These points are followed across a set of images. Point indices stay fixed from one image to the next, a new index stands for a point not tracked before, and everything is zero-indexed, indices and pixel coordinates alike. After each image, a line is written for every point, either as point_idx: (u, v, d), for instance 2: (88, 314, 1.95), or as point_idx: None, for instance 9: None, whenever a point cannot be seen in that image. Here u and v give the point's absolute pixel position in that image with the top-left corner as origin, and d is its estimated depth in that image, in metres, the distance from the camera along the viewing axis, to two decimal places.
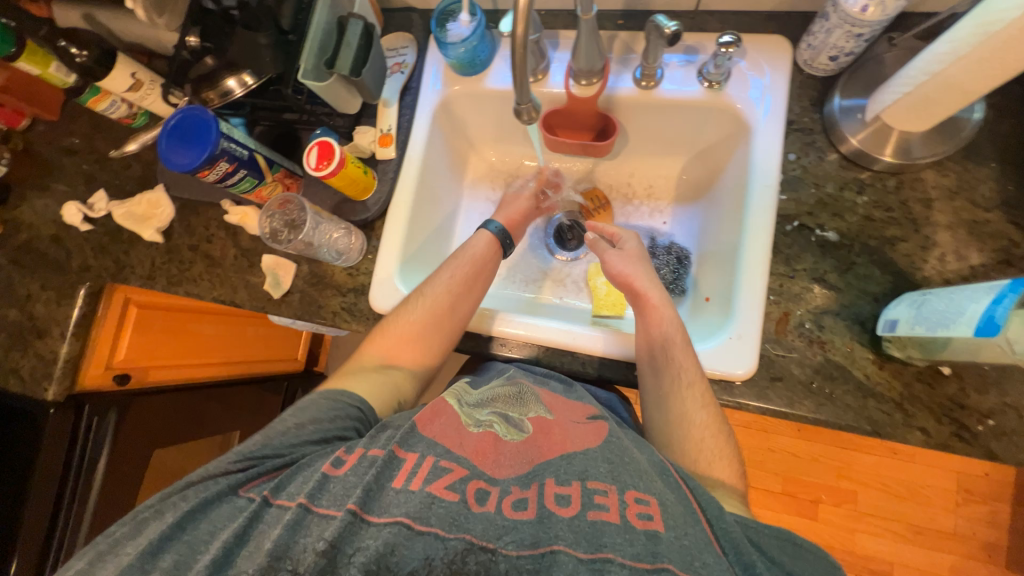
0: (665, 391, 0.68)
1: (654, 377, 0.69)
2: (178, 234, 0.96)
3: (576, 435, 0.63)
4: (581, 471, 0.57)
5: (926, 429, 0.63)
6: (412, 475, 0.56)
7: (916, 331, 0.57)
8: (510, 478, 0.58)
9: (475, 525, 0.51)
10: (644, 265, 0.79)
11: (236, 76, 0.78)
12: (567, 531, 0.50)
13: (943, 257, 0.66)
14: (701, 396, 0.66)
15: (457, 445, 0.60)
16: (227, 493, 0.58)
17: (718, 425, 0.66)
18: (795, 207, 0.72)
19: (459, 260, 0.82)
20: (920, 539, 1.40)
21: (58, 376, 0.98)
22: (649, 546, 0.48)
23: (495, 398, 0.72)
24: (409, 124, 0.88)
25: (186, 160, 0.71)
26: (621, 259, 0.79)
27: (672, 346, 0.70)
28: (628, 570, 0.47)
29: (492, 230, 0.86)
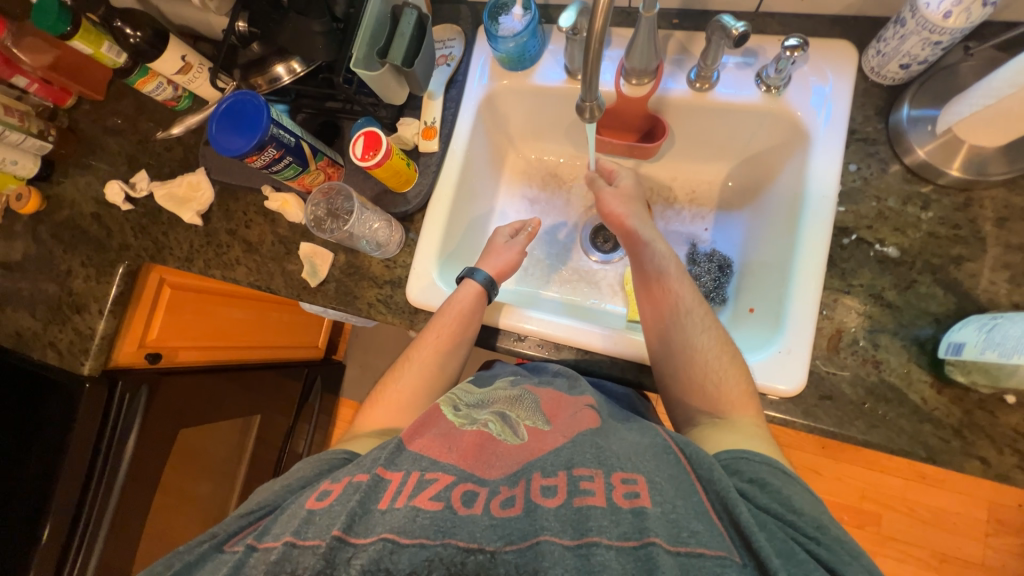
0: (665, 320, 0.70)
1: (653, 306, 0.72)
2: (217, 218, 0.97)
3: (567, 425, 0.60)
4: (568, 460, 0.54)
5: (986, 458, 0.60)
6: (398, 494, 0.52)
7: (986, 357, 0.54)
8: (500, 477, 0.54)
9: (460, 528, 0.49)
10: (638, 203, 0.82)
11: (285, 63, 0.81)
12: (554, 520, 0.48)
13: (1012, 279, 0.63)
14: (703, 319, 0.69)
15: (445, 452, 0.56)
16: (210, 552, 0.55)
17: (725, 345, 0.66)
18: (854, 220, 0.70)
19: (442, 320, 0.76)
20: (946, 567, 1.36)
21: (94, 352, 1.00)
22: (636, 523, 0.46)
23: (496, 399, 0.68)
24: (453, 117, 0.87)
25: (235, 145, 0.71)
26: (611, 198, 0.81)
27: (667, 277, 0.73)
28: (615, 550, 0.45)
29: (480, 280, 0.78)
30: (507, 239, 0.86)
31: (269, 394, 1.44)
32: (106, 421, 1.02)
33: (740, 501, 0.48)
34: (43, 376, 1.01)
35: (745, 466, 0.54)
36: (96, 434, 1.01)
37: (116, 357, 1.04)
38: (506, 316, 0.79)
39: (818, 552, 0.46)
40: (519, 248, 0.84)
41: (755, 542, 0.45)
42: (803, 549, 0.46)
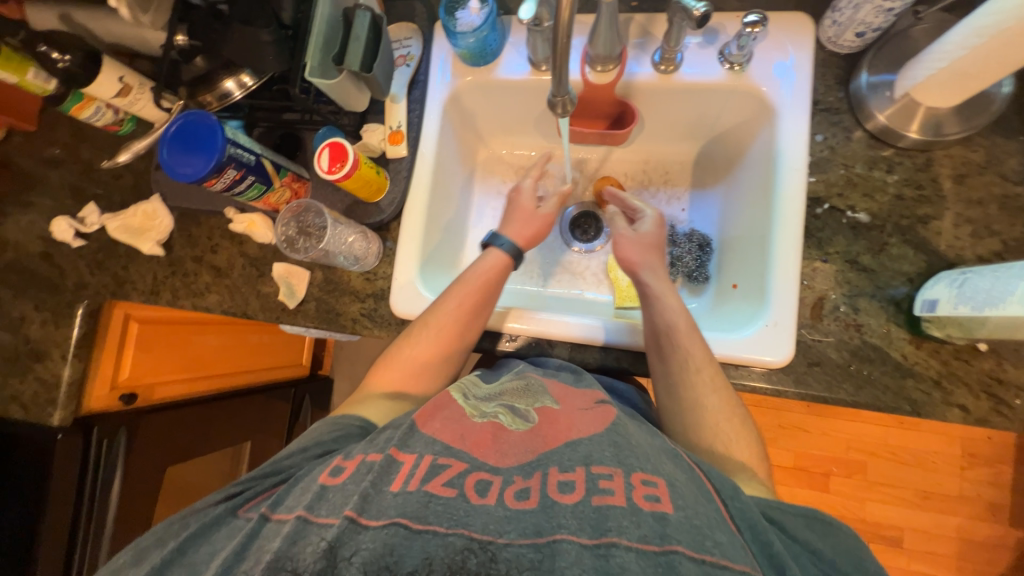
0: (674, 376, 0.66)
1: (661, 364, 0.68)
2: (180, 246, 0.92)
3: (584, 421, 0.58)
4: (585, 456, 0.52)
5: (965, 405, 0.63)
6: (411, 476, 0.51)
7: (958, 311, 0.57)
8: (513, 466, 0.53)
9: (474, 518, 0.46)
10: (654, 249, 0.76)
11: (235, 77, 0.76)
12: (571, 518, 0.45)
13: (975, 233, 0.66)
14: (711, 380, 0.65)
15: (457, 440, 0.55)
16: (224, 515, 0.53)
17: (733, 410, 0.64)
18: (825, 189, 0.71)
19: (468, 282, 0.74)
20: (928, 503, 1.44)
21: (62, 401, 0.94)
22: (657, 528, 0.43)
23: (505, 391, 0.67)
24: (419, 119, 0.85)
25: (193, 168, 0.67)
26: (626, 243, 0.76)
27: (676, 331, 0.68)
28: (635, 553, 0.42)
29: (503, 247, 0.78)
30: (536, 201, 0.83)
31: (257, 420, 1.39)
32: (86, 470, 0.97)
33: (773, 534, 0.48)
34: (9, 432, 0.95)
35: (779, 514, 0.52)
36: (78, 482, 0.96)
37: (88, 403, 0.98)
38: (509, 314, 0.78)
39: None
40: (549, 213, 0.82)
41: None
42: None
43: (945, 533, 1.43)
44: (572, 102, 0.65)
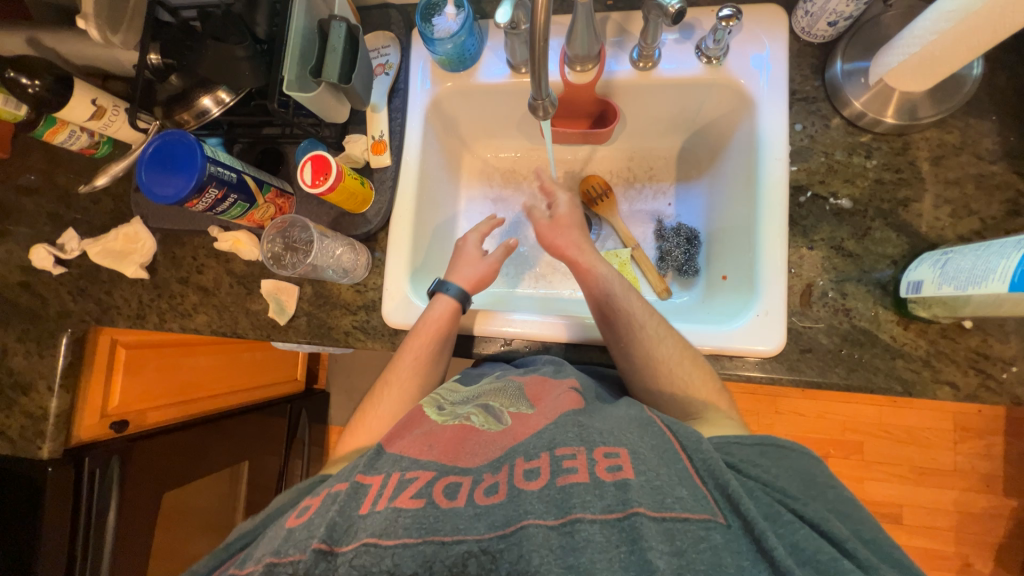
0: (622, 338, 0.70)
1: (609, 331, 0.71)
2: (164, 268, 0.91)
3: (551, 408, 0.56)
4: (549, 441, 0.51)
5: (954, 383, 0.64)
6: (378, 497, 0.49)
7: (943, 291, 0.58)
8: (482, 464, 0.51)
9: (444, 522, 0.46)
10: (579, 228, 0.81)
11: (211, 94, 0.75)
12: (537, 503, 0.45)
13: (954, 213, 0.67)
14: (657, 330, 0.69)
15: (425, 451, 0.54)
16: None
17: (684, 351, 0.67)
18: (807, 177, 0.72)
19: (420, 335, 0.74)
20: (925, 479, 1.47)
21: (51, 433, 0.92)
22: (620, 496, 0.45)
23: (483, 393, 0.65)
24: (401, 128, 0.84)
25: (172, 189, 0.66)
26: (555, 228, 0.82)
27: (615, 297, 0.73)
28: (599, 524, 0.43)
29: (452, 293, 0.76)
30: (481, 250, 0.84)
31: (255, 437, 1.37)
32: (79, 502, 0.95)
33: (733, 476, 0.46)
34: None
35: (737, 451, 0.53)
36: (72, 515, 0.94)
37: (76, 433, 0.96)
38: (481, 314, 0.79)
39: (799, 509, 0.47)
40: (494, 260, 0.82)
41: (746, 505, 0.43)
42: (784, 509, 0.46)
43: (943, 507, 1.46)
44: (552, 104, 0.65)
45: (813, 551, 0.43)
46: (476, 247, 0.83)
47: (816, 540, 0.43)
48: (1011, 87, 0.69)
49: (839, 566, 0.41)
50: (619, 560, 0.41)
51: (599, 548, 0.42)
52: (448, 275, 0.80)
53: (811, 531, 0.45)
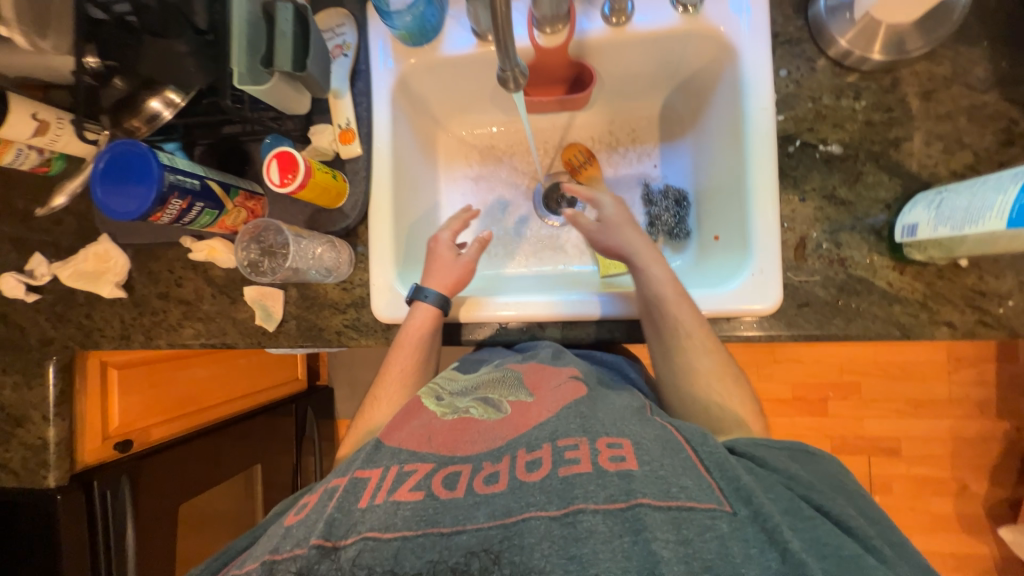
0: (669, 348, 0.67)
1: (655, 336, 0.69)
2: (141, 284, 0.88)
3: (554, 400, 0.57)
4: (552, 432, 0.51)
5: (952, 322, 0.64)
6: (378, 490, 0.49)
7: (939, 233, 0.56)
8: (482, 452, 0.51)
9: (444, 514, 0.45)
10: (631, 227, 0.73)
11: (160, 96, 0.70)
12: (539, 494, 0.45)
13: (946, 148, 0.65)
14: (704, 345, 0.66)
15: (423, 443, 0.53)
16: None
17: (726, 369, 0.66)
18: (795, 125, 0.70)
19: (403, 345, 0.73)
20: (921, 410, 1.51)
21: (54, 461, 0.92)
22: (623, 486, 0.44)
23: (481, 384, 0.65)
24: (368, 113, 0.80)
25: (131, 203, 0.62)
26: (607, 228, 0.74)
27: (665, 301, 0.68)
28: (602, 514, 0.43)
29: (432, 300, 0.73)
30: (455, 250, 0.79)
31: (265, 439, 1.37)
32: (95, 525, 0.96)
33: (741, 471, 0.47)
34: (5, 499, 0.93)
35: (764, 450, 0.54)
36: (89, 537, 0.95)
37: (81, 457, 0.96)
38: (468, 301, 0.78)
39: (818, 502, 0.47)
40: (470, 260, 0.78)
41: (760, 502, 0.44)
42: (804, 504, 0.47)
43: (939, 435, 1.51)
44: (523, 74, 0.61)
45: (835, 545, 0.43)
46: (449, 247, 0.78)
47: (838, 536, 0.44)
48: (1002, 9, 0.65)
49: (862, 561, 0.42)
50: (623, 550, 0.41)
51: (602, 538, 0.41)
52: (423, 280, 0.76)
53: (832, 525, 0.45)
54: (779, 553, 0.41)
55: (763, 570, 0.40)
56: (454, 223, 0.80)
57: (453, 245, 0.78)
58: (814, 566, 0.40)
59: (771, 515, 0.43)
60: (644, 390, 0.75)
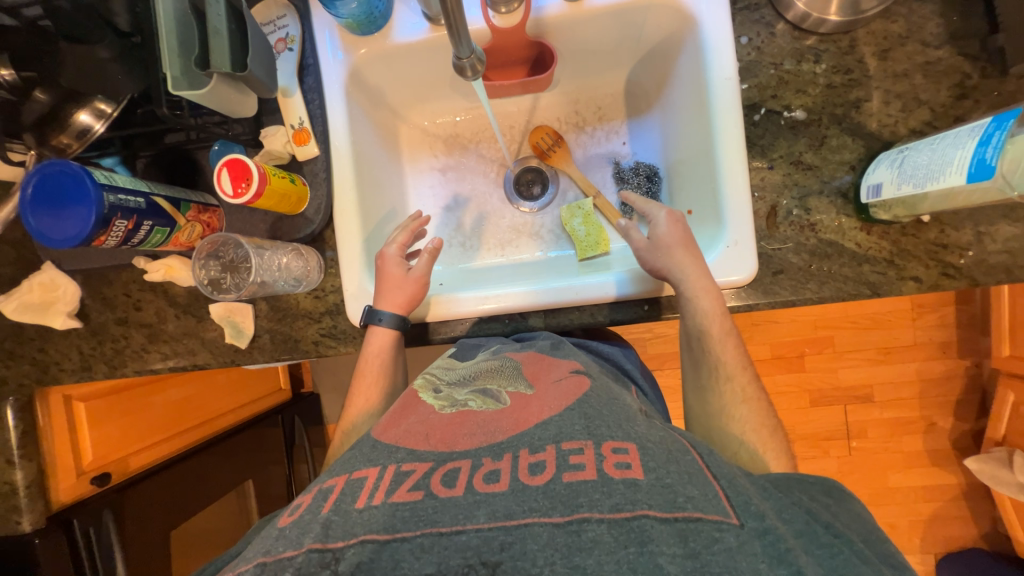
0: (704, 384, 0.69)
1: (691, 366, 0.70)
2: (96, 311, 0.82)
3: (556, 397, 0.57)
4: (556, 433, 0.51)
5: (918, 277, 0.66)
6: (376, 490, 0.47)
7: (901, 191, 0.57)
8: (481, 446, 0.51)
9: (443, 513, 0.44)
10: (683, 250, 0.68)
11: (88, 108, 0.64)
12: (542, 499, 0.44)
13: (905, 107, 0.66)
14: (743, 389, 0.67)
15: (422, 440, 0.52)
16: None
17: (763, 421, 0.65)
18: (759, 93, 0.69)
19: (363, 375, 0.72)
20: (890, 356, 1.59)
21: (27, 506, 0.86)
22: (628, 494, 0.44)
23: (480, 372, 0.65)
24: (321, 110, 0.76)
25: (71, 225, 0.57)
26: (663, 252, 0.69)
27: (709, 338, 0.68)
28: (607, 524, 0.43)
29: (387, 320, 0.72)
30: (404, 264, 0.75)
31: (254, 453, 1.33)
32: (82, 565, 0.92)
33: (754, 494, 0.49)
34: None
35: (796, 485, 0.55)
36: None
37: (56, 497, 0.91)
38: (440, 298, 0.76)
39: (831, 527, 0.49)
40: (420, 274, 0.74)
41: (772, 524, 0.44)
42: (823, 531, 0.48)
43: (907, 378, 1.59)
44: (481, 60, 0.59)
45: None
46: (397, 261, 0.74)
47: (857, 568, 0.44)
48: None
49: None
50: (628, 561, 0.40)
51: (605, 549, 0.41)
52: (376, 298, 0.73)
53: (852, 553, 0.46)
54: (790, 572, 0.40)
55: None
56: (400, 239, 0.75)
57: (401, 259, 0.74)
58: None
59: (783, 538, 0.43)
60: (639, 382, 0.77)
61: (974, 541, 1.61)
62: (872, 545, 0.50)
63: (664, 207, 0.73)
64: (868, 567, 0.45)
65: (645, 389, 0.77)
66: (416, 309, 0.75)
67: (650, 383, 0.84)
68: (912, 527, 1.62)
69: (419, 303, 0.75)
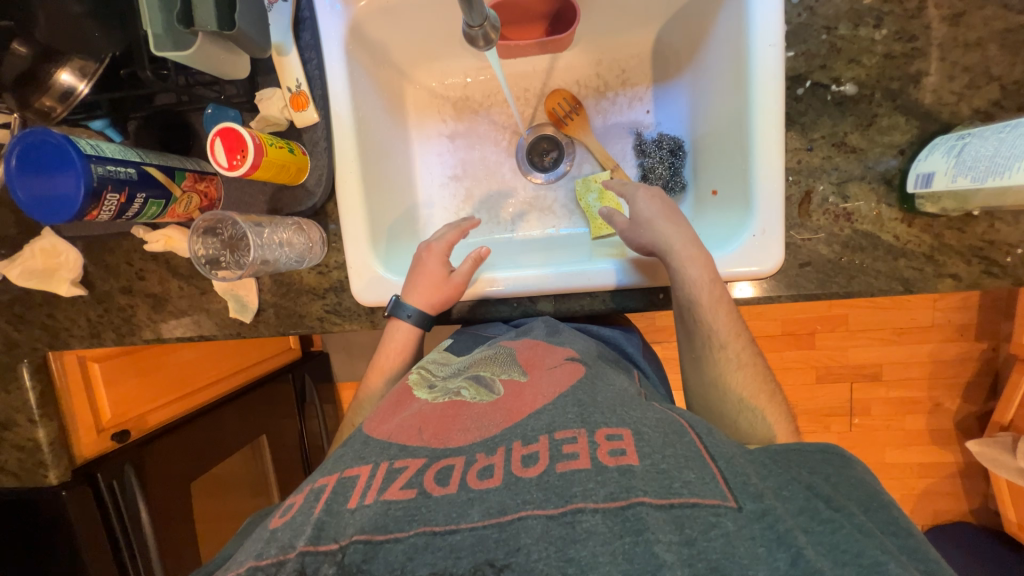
0: (698, 353, 0.67)
1: (686, 337, 0.68)
2: (100, 279, 0.81)
3: (550, 383, 0.58)
4: (549, 424, 0.51)
5: (957, 274, 0.62)
6: (367, 490, 0.47)
7: (957, 184, 0.52)
8: (475, 442, 0.50)
9: (437, 512, 0.44)
10: (666, 222, 0.68)
11: (71, 67, 0.59)
12: (536, 491, 0.44)
13: (971, 82, 0.59)
14: (739, 355, 0.65)
15: (414, 436, 0.52)
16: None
17: (762, 383, 0.64)
18: (805, 63, 0.62)
19: (383, 368, 0.73)
20: (905, 337, 1.55)
21: (52, 460, 0.91)
22: (623, 482, 0.44)
23: (475, 362, 0.67)
24: (321, 71, 0.70)
25: (63, 188, 0.54)
26: (644, 227, 0.69)
27: (699, 307, 0.65)
28: (601, 513, 0.42)
29: (410, 313, 0.71)
30: (446, 265, 0.72)
31: (266, 412, 1.37)
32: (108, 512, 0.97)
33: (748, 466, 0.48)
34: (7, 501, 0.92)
35: (794, 457, 0.54)
36: (105, 525, 0.97)
37: (78, 452, 0.95)
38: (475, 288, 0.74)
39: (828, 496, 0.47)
40: (460, 280, 0.71)
41: (771, 505, 0.44)
42: (824, 507, 0.46)
43: (919, 360, 1.56)
44: (495, 28, 0.54)
45: (855, 553, 0.41)
46: (438, 260, 0.71)
47: (859, 544, 0.42)
48: None
49: (881, 568, 0.40)
50: (623, 551, 0.40)
51: (601, 539, 0.41)
52: (407, 288, 0.72)
53: (852, 528, 0.44)
54: (789, 556, 0.40)
55: (771, 570, 0.39)
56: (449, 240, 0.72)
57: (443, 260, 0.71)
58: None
59: (782, 519, 0.42)
60: (641, 365, 0.76)
61: (962, 516, 1.64)
62: (872, 515, 0.48)
63: (641, 185, 0.72)
64: (869, 541, 0.43)
65: (648, 371, 0.76)
66: (445, 302, 0.72)
67: (655, 368, 0.82)
68: (904, 501, 1.66)
69: (450, 297, 0.72)
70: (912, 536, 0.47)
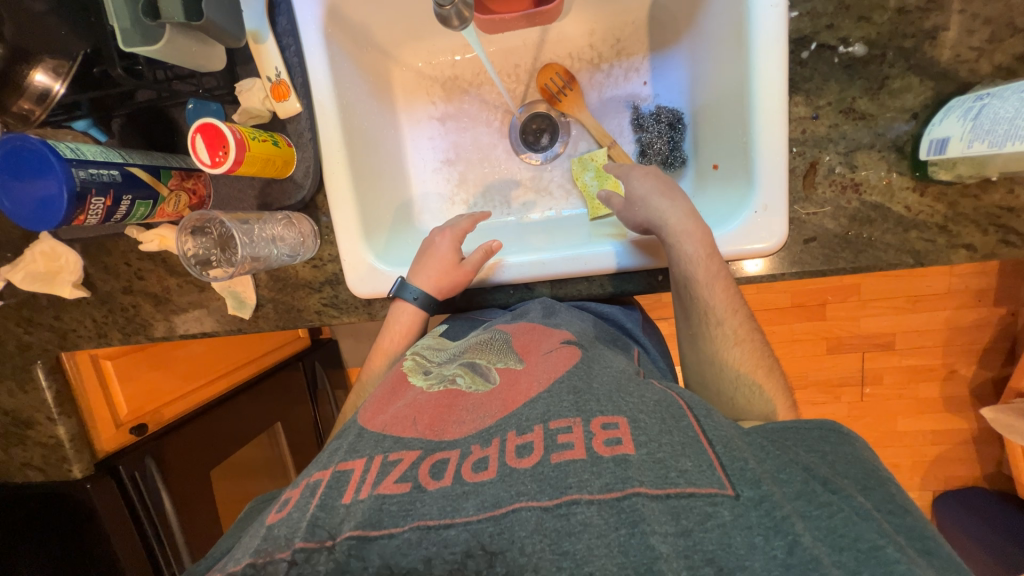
0: (695, 331, 0.66)
1: (683, 316, 0.66)
2: (101, 280, 0.82)
3: (545, 370, 0.58)
4: (544, 412, 0.51)
5: (972, 245, 0.59)
6: (362, 484, 0.48)
7: (973, 149, 0.48)
8: (470, 434, 0.51)
9: (431, 506, 0.44)
10: (660, 197, 0.66)
11: (47, 69, 0.59)
12: (530, 483, 0.44)
13: (993, 36, 0.54)
14: (736, 333, 0.64)
15: (409, 427, 0.53)
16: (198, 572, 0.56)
17: (759, 359, 0.63)
18: (810, 23, 0.58)
19: (387, 351, 0.73)
20: (919, 305, 1.51)
21: (74, 454, 0.94)
22: (618, 472, 0.44)
23: (470, 348, 0.66)
24: (300, 58, 0.67)
25: (47, 194, 0.54)
26: (638, 205, 0.67)
27: (695, 283, 0.63)
28: (596, 505, 0.42)
29: (411, 297, 0.71)
30: (458, 253, 0.72)
31: (280, 401, 1.40)
32: (135, 506, 1.01)
33: (747, 451, 0.47)
34: (35, 494, 0.97)
35: (792, 436, 0.53)
36: (129, 513, 1.00)
37: (101, 446, 0.98)
38: (481, 276, 0.73)
39: (826, 478, 0.47)
40: (470, 269, 0.71)
41: (768, 491, 0.43)
42: (821, 489, 0.45)
43: (934, 327, 1.53)
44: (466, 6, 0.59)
45: (853, 538, 0.41)
46: (449, 248, 0.72)
47: (857, 527, 0.42)
48: None
49: (880, 553, 0.39)
50: (618, 543, 0.40)
51: (596, 532, 0.41)
52: (413, 273, 0.71)
53: (850, 511, 0.43)
54: (786, 543, 0.39)
55: (768, 560, 0.39)
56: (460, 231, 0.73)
57: (454, 246, 0.71)
58: (828, 562, 0.39)
59: (779, 506, 0.42)
60: (642, 343, 0.75)
61: (976, 481, 1.63)
62: (870, 495, 0.48)
63: (636, 165, 0.71)
64: (867, 526, 0.42)
65: (649, 346, 0.75)
66: (451, 288, 0.72)
67: (657, 347, 0.81)
68: (915, 467, 1.65)
69: (457, 283, 0.71)
70: (910, 514, 0.46)
